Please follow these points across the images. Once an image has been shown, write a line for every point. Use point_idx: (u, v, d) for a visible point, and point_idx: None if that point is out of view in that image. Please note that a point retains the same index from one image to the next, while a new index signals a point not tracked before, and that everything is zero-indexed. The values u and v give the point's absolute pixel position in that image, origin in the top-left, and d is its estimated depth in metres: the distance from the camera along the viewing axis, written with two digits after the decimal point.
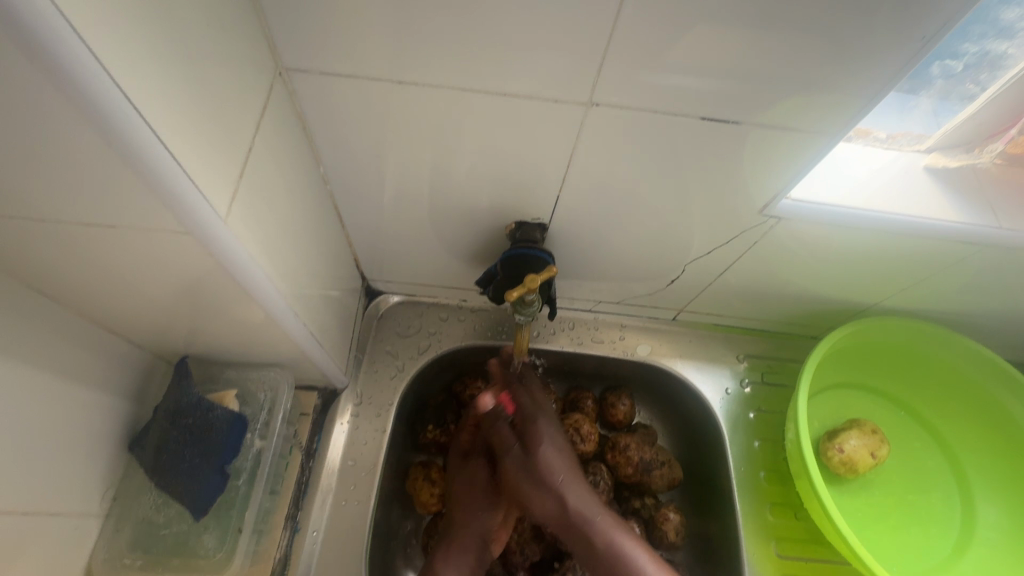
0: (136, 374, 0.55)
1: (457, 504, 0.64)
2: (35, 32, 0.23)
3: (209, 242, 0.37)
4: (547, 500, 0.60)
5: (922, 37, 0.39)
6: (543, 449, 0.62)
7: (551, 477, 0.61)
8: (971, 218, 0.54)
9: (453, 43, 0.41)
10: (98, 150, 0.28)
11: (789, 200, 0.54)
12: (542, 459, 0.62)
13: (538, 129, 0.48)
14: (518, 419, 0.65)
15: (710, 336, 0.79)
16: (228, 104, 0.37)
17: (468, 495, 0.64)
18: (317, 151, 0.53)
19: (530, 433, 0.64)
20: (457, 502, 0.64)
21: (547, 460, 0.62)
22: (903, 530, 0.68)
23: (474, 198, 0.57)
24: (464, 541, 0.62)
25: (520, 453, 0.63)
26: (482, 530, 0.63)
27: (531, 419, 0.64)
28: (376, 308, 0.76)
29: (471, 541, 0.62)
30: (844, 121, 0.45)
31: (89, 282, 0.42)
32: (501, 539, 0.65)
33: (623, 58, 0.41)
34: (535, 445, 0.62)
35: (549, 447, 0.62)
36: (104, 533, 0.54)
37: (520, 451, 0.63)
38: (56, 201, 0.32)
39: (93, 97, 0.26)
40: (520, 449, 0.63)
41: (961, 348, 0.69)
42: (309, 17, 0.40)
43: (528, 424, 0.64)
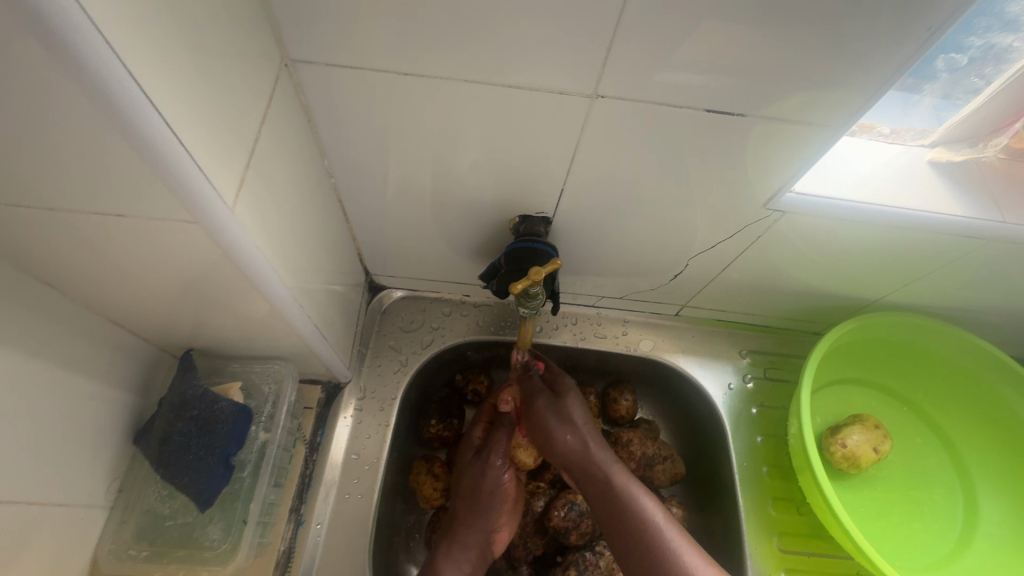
0: (140, 367, 0.55)
1: (470, 503, 0.65)
2: (44, 15, 0.23)
3: (215, 233, 0.37)
4: (572, 441, 0.62)
5: (930, 29, 0.39)
6: (572, 401, 0.64)
7: (575, 425, 0.63)
8: (975, 212, 0.54)
9: (459, 35, 0.41)
10: (105, 137, 0.28)
11: (793, 193, 0.54)
12: (569, 411, 0.63)
13: (542, 122, 0.48)
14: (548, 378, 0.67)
15: (713, 332, 0.79)
16: (234, 95, 0.37)
17: (480, 490, 0.66)
18: (322, 144, 0.53)
19: (561, 387, 0.66)
20: (470, 499, 0.65)
21: (573, 413, 0.63)
22: (905, 524, 0.68)
23: (478, 192, 0.57)
24: (468, 540, 0.64)
25: (551, 400, 0.64)
26: (486, 531, 0.65)
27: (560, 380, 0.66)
28: (379, 303, 0.76)
29: (474, 540, 0.65)
30: (851, 113, 0.45)
31: (95, 273, 0.42)
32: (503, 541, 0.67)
33: (628, 50, 0.41)
34: (567, 397, 0.64)
35: (577, 402, 0.64)
36: (110, 525, 0.54)
37: (550, 399, 0.64)
38: (64, 191, 0.32)
39: (102, 83, 0.26)
40: (550, 397, 0.65)
41: (965, 344, 0.69)
42: (315, 8, 0.40)
43: (559, 380, 0.66)
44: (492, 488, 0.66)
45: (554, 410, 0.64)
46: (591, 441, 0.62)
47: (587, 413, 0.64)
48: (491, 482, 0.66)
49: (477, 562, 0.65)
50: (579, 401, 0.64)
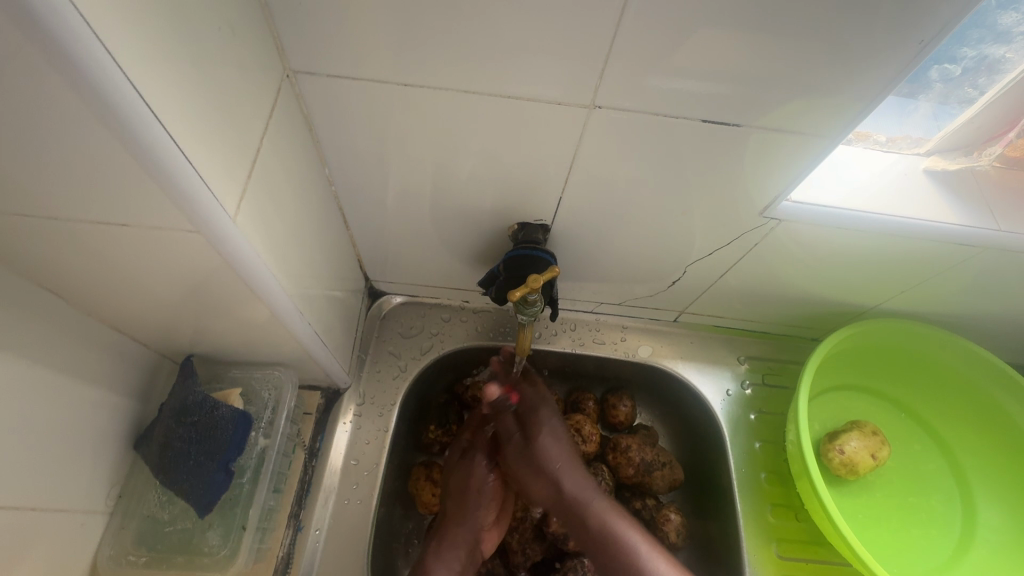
0: (141, 373, 0.56)
1: (458, 502, 0.66)
2: (53, 33, 0.24)
3: (217, 241, 0.37)
4: (542, 488, 0.64)
5: (920, 42, 0.40)
6: (543, 440, 0.66)
7: (548, 467, 0.64)
8: (970, 220, 0.54)
9: (458, 46, 0.42)
10: (110, 148, 0.29)
11: (789, 202, 0.54)
12: (544, 450, 0.65)
13: (540, 131, 0.49)
14: (522, 410, 0.68)
15: (711, 338, 0.79)
16: (236, 106, 0.37)
17: (467, 488, 0.66)
18: (323, 153, 0.53)
19: (532, 422, 0.67)
20: (458, 498, 0.66)
21: (546, 451, 0.65)
22: (903, 531, 0.68)
23: (477, 200, 0.57)
24: (456, 538, 0.64)
25: (521, 443, 0.66)
26: (474, 530, 0.65)
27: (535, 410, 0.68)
28: (378, 309, 0.77)
29: (463, 539, 0.65)
30: (844, 124, 0.46)
31: (98, 280, 0.42)
32: (489, 544, 0.67)
33: (625, 61, 0.42)
34: (537, 437, 0.66)
35: (548, 439, 0.66)
36: (110, 530, 0.54)
37: (522, 441, 0.66)
38: (69, 201, 0.33)
39: (108, 97, 0.26)
40: (521, 439, 0.67)
41: (962, 351, 0.69)
42: (316, 20, 0.41)
43: (531, 414, 0.67)
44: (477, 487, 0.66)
45: (523, 452, 0.66)
46: (568, 472, 0.63)
47: (562, 446, 0.65)
48: (477, 483, 0.67)
49: (465, 562, 0.64)
50: (550, 436, 0.66)
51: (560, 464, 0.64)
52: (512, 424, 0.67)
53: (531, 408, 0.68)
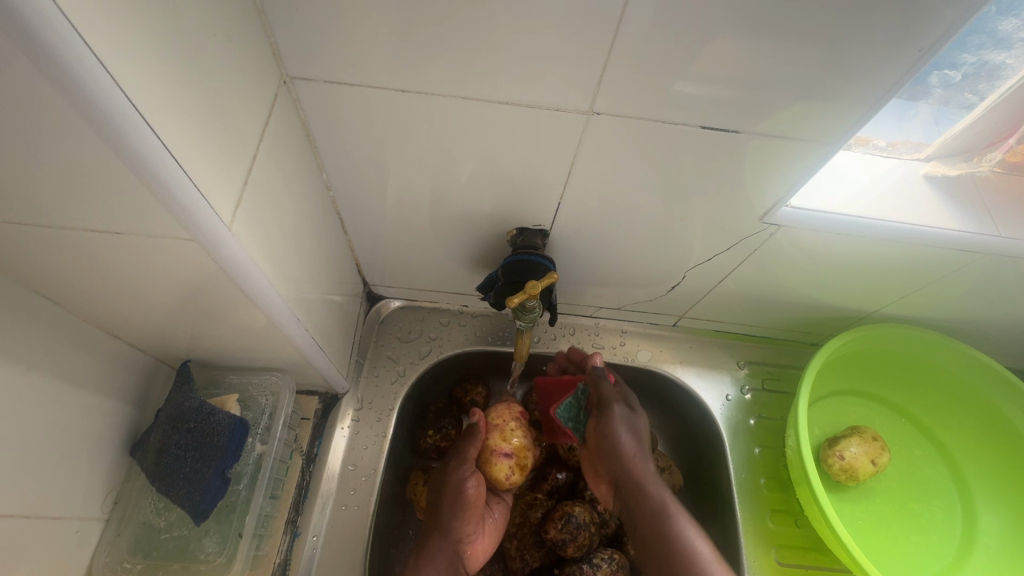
0: (138, 379, 0.55)
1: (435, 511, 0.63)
2: (46, 43, 0.23)
3: (213, 248, 0.37)
4: (637, 461, 0.58)
5: (919, 49, 0.39)
6: (638, 419, 0.61)
7: (642, 440, 0.60)
8: (970, 226, 0.54)
9: (456, 53, 0.42)
10: (105, 158, 0.29)
11: (789, 207, 0.54)
12: (638, 426, 0.60)
13: (539, 137, 0.49)
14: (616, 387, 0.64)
15: (710, 342, 0.79)
16: (233, 112, 0.37)
17: (446, 496, 0.63)
18: (320, 158, 0.53)
19: (628, 399, 0.63)
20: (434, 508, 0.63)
21: (642, 427, 0.61)
22: (904, 537, 0.68)
23: (476, 205, 0.57)
24: (435, 549, 0.62)
25: (625, 411, 0.61)
26: (455, 541, 0.62)
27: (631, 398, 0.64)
28: (377, 313, 0.76)
29: (445, 551, 0.62)
30: (844, 129, 0.46)
31: (94, 287, 0.42)
32: (477, 555, 0.64)
33: (623, 66, 0.42)
34: (636, 412, 0.62)
35: (643, 418, 0.62)
36: (105, 537, 0.54)
37: (625, 410, 0.61)
38: (63, 208, 0.33)
39: (102, 106, 0.26)
40: (625, 408, 0.61)
41: (962, 356, 0.69)
42: (313, 25, 0.40)
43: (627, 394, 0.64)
44: (457, 495, 0.62)
45: (607, 442, 0.59)
46: (643, 458, 0.58)
47: (636, 435, 0.59)
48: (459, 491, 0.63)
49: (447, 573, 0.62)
50: (625, 423, 0.60)
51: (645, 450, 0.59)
52: (609, 389, 0.62)
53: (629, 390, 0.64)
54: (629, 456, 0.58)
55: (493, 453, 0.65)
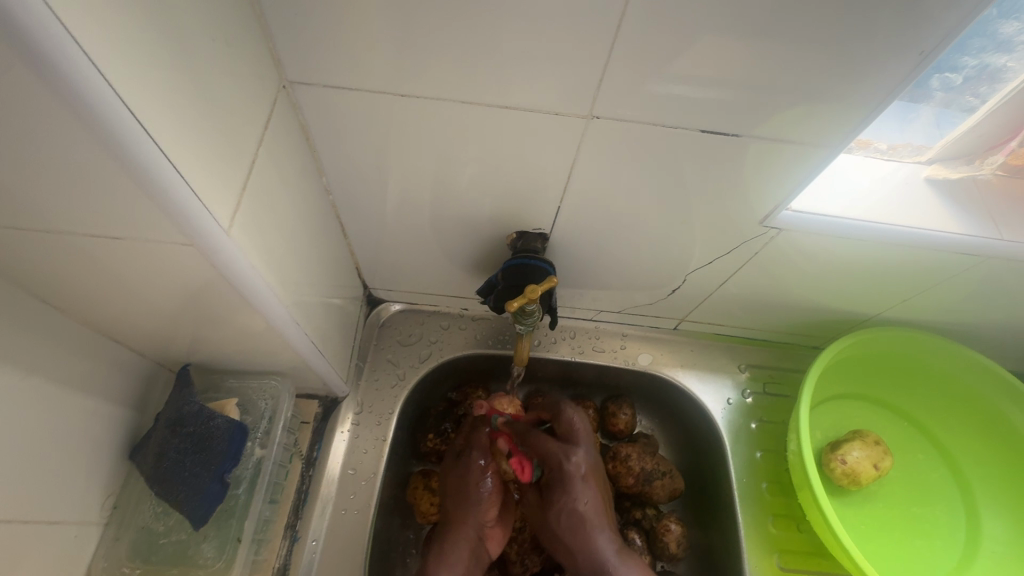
0: (137, 382, 0.55)
1: (458, 502, 0.65)
2: (42, 48, 0.23)
3: (212, 253, 0.37)
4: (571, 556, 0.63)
5: (921, 52, 0.39)
6: (579, 493, 0.62)
7: (586, 515, 0.62)
8: (972, 229, 0.54)
9: (455, 57, 0.42)
10: (105, 164, 0.29)
11: (789, 210, 0.54)
12: (579, 503, 0.62)
13: (538, 140, 0.48)
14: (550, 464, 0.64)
15: (711, 346, 0.78)
16: (231, 117, 0.37)
17: (466, 490, 0.65)
18: (320, 162, 0.53)
19: (563, 475, 0.63)
20: (457, 497, 0.65)
21: (582, 508, 0.62)
22: (906, 542, 0.68)
23: (475, 208, 0.57)
24: (459, 537, 0.63)
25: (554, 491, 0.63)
26: (478, 526, 0.64)
27: (565, 460, 0.63)
28: (377, 316, 0.76)
29: (466, 538, 0.64)
30: (845, 132, 0.45)
31: (92, 290, 0.42)
32: (496, 538, 0.66)
33: (622, 70, 0.42)
34: (571, 488, 0.62)
35: (586, 492, 0.62)
36: (104, 542, 0.54)
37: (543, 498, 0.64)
38: (62, 214, 0.33)
39: (101, 113, 0.26)
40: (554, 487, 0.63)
41: (965, 360, 0.69)
42: (312, 30, 0.41)
43: (562, 467, 0.63)
44: (477, 487, 0.65)
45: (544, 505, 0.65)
46: (575, 535, 0.62)
47: (571, 517, 0.62)
48: (475, 488, 0.65)
49: (470, 562, 0.63)
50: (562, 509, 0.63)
51: (593, 520, 0.62)
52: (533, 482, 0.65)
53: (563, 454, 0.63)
54: (572, 520, 0.62)
55: (498, 447, 0.67)
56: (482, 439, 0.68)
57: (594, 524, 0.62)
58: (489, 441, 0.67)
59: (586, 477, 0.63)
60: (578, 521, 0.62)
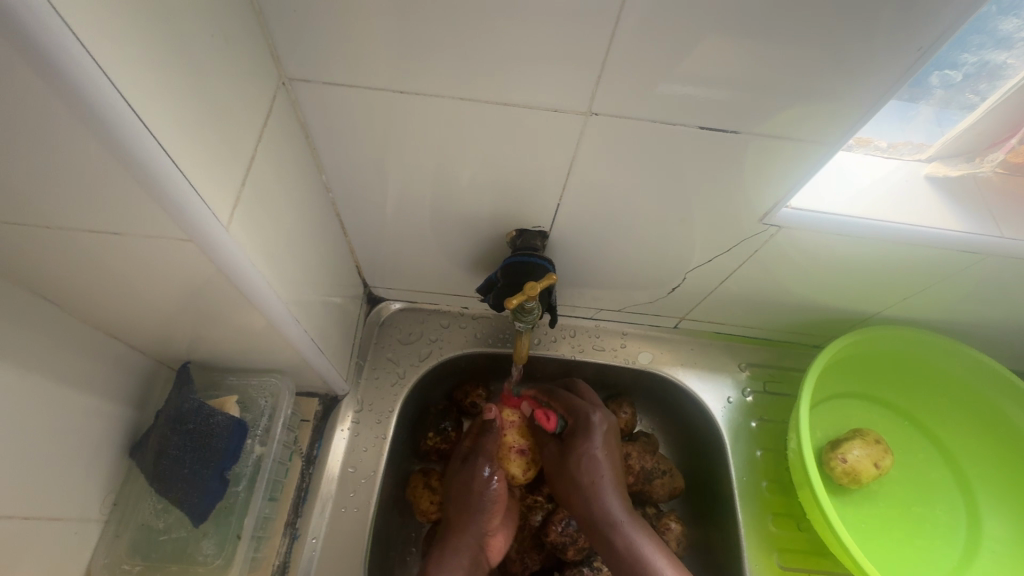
0: (137, 380, 0.55)
1: (460, 509, 0.66)
2: (40, 46, 0.23)
3: (211, 250, 0.37)
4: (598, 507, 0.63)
5: (920, 49, 0.39)
6: (597, 437, 0.66)
7: (603, 470, 0.65)
8: (971, 226, 0.54)
9: (454, 55, 0.42)
10: (104, 160, 0.29)
11: (789, 208, 0.54)
12: (597, 454, 0.66)
13: (537, 138, 0.49)
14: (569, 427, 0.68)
15: (712, 344, 0.78)
16: (230, 113, 0.37)
17: (469, 498, 0.66)
18: (320, 160, 0.53)
19: (582, 425, 0.67)
20: (460, 505, 0.67)
21: (598, 451, 0.66)
22: (907, 541, 0.68)
23: (475, 206, 0.57)
24: (461, 544, 0.65)
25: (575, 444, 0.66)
26: (478, 534, 0.66)
27: (587, 415, 0.67)
28: (377, 315, 0.76)
29: (468, 545, 0.65)
30: (844, 130, 0.45)
31: (91, 288, 0.42)
32: (497, 548, 0.68)
33: (620, 67, 0.42)
34: (591, 433, 0.66)
35: (601, 436, 0.66)
36: (104, 539, 0.54)
37: (556, 448, 0.69)
38: (62, 210, 0.33)
39: (100, 110, 0.26)
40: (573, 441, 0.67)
41: (967, 358, 0.69)
42: (311, 28, 0.41)
43: (580, 416, 0.67)
44: (481, 494, 0.67)
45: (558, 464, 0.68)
46: (598, 470, 0.65)
47: (600, 462, 0.65)
48: (479, 494, 0.67)
49: (470, 567, 0.65)
50: (587, 456, 0.65)
51: (608, 469, 0.65)
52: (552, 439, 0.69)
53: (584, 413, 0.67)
54: (593, 471, 0.64)
55: (507, 449, 0.69)
56: (491, 443, 0.70)
57: (608, 482, 0.64)
58: (499, 446, 0.70)
59: (606, 431, 0.67)
60: (599, 475, 0.65)
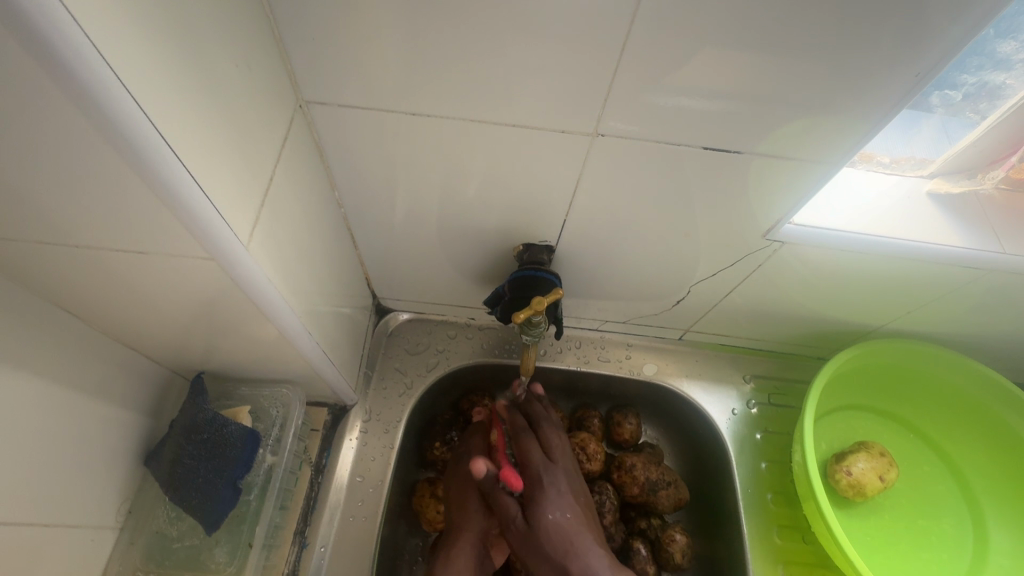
0: (153, 390, 0.57)
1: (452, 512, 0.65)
2: (74, 71, 0.24)
3: (232, 267, 0.39)
4: None
5: (916, 74, 0.41)
6: (551, 511, 0.59)
7: (567, 534, 0.58)
8: (973, 242, 0.54)
9: (465, 76, 0.43)
10: (136, 185, 0.31)
11: (792, 224, 0.55)
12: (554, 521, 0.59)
13: (545, 156, 0.50)
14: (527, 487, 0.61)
15: (717, 356, 0.79)
16: (251, 134, 0.39)
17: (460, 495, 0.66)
18: (333, 176, 0.55)
19: (538, 493, 0.60)
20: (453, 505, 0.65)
21: (560, 523, 0.58)
22: (913, 555, 0.67)
23: (483, 221, 0.58)
24: (462, 542, 0.62)
25: (524, 517, 0.60)
26: (478, 533, 0.62)
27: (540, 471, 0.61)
28: (385, 325, 0.77)
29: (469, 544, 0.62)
30: (844, 150, 0.47)
31: (111, 301, 0.44)
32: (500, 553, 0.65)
33: (626, 88, 0.43)
34: (541, 511, 0.59)
35: (557, 509, 0.59)
36: (119, 546, 0.55)
37: (520, 520, 0.59)
38: (90, 229, 0.34)
39: (136, 141, 0.28)
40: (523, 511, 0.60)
41: (968, 371, 0.69)
42: (328, 51, 0.42)
43: (534, 485, 0.60)
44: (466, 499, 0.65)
45: (525, 539, 0.58)
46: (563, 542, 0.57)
47: (562, 531, 0.58)
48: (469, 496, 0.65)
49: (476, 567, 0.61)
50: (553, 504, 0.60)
51: (576, 542, 0.57)
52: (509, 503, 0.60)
53: (537, 471, 0.61)
54: (551, 548, 0.57)
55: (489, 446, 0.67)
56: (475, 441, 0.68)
57: (581, 546, 0.57)
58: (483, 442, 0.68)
59: (563, 492, 0.60)
60: (555, 547, 0.57)
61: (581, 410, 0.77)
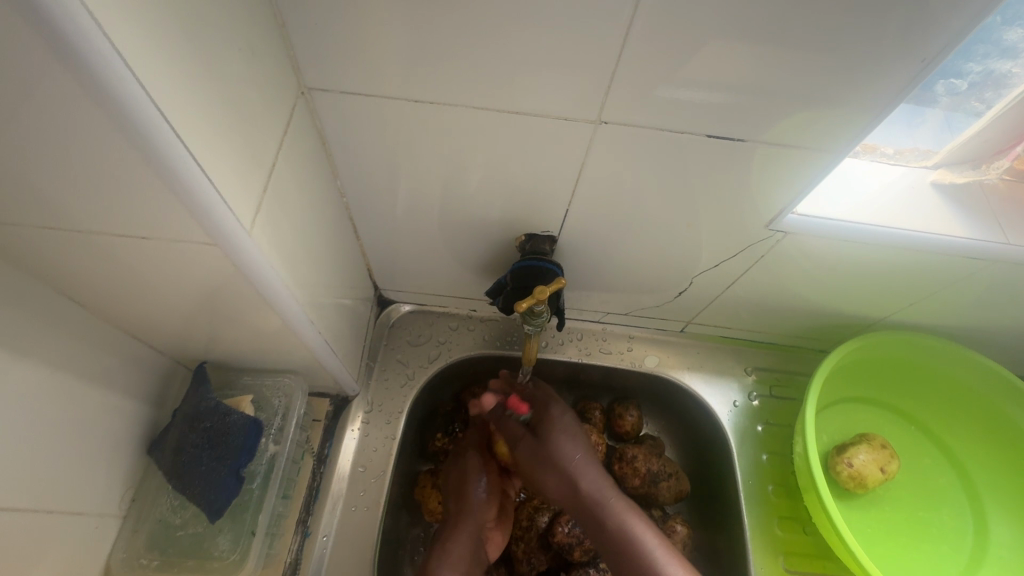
0: (155, 379, 0.57)
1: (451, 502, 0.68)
2: (78, 50, 0.24)
3: (235, 253, 0.39)
4: (563, 485, 0.65)
5: (923, 60, 0.40)
6: (558, 437, 0.67)
7: (569, 460, 0.66)
8: (977, 232, 0.54)
9: (468, 63, 0.43)
10: (140, 169, 0.31)
11: (796, 214, 0.54)
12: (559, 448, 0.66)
13: (548, 145, 0.50)
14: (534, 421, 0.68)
15: (719, 348, 0.79)
16: (253, 121, 0.38)
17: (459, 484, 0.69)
18: (335, 165, 0.54)
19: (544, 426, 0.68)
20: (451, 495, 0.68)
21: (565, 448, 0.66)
22: (913, 546, 0.68)
23: (486, 211, 0.58)
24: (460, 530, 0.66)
25: (533, 442, 0.67)
26: (477, 521, 0.67)
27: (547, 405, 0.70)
28: (387, 317, 0.77)
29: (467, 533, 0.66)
30: (850, 139, 0.46)
31: (113, 289, 0.44)
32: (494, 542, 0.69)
33: (631, 75, 0.43)
34: (551, 436, 0.67)
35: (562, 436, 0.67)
36: (123, 533, 0.55)
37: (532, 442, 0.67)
38: (93, 215, 0.34)
39: (139, 123, 0.28)
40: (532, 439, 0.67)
41: (971, 364, 0.69)
42: (329, 38, 0.42)
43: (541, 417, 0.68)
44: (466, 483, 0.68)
45: (537, 454, 0.66)
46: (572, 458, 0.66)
47: (569, 449, 0.66)
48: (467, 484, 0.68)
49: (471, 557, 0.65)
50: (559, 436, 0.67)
51: (579, 457, 0.66)
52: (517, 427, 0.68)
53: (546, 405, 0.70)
54: (560, 462, 0.65)
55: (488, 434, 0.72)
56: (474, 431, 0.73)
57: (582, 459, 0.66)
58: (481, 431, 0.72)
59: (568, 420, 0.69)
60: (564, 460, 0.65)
61: (583, 401, 0.78)
